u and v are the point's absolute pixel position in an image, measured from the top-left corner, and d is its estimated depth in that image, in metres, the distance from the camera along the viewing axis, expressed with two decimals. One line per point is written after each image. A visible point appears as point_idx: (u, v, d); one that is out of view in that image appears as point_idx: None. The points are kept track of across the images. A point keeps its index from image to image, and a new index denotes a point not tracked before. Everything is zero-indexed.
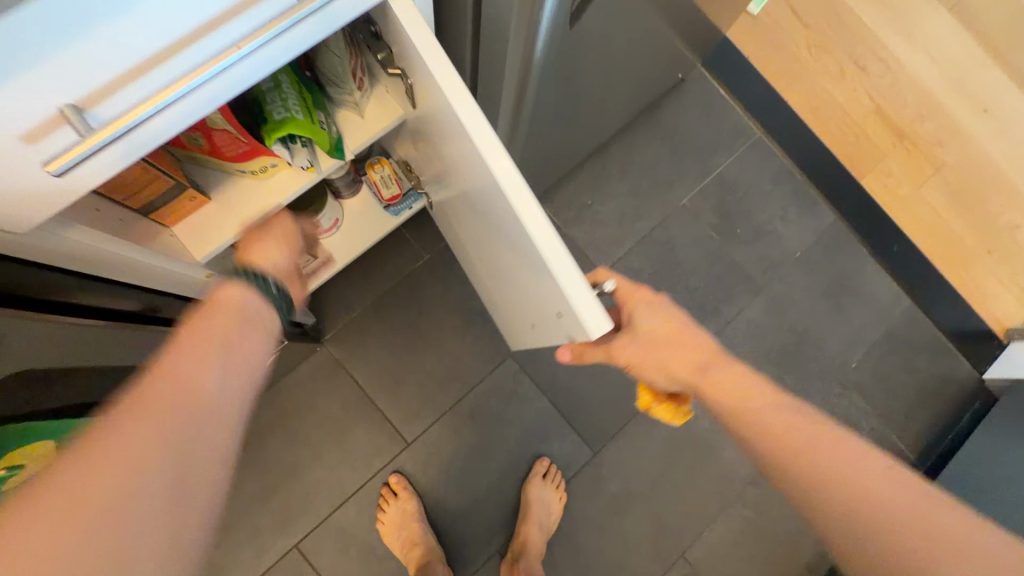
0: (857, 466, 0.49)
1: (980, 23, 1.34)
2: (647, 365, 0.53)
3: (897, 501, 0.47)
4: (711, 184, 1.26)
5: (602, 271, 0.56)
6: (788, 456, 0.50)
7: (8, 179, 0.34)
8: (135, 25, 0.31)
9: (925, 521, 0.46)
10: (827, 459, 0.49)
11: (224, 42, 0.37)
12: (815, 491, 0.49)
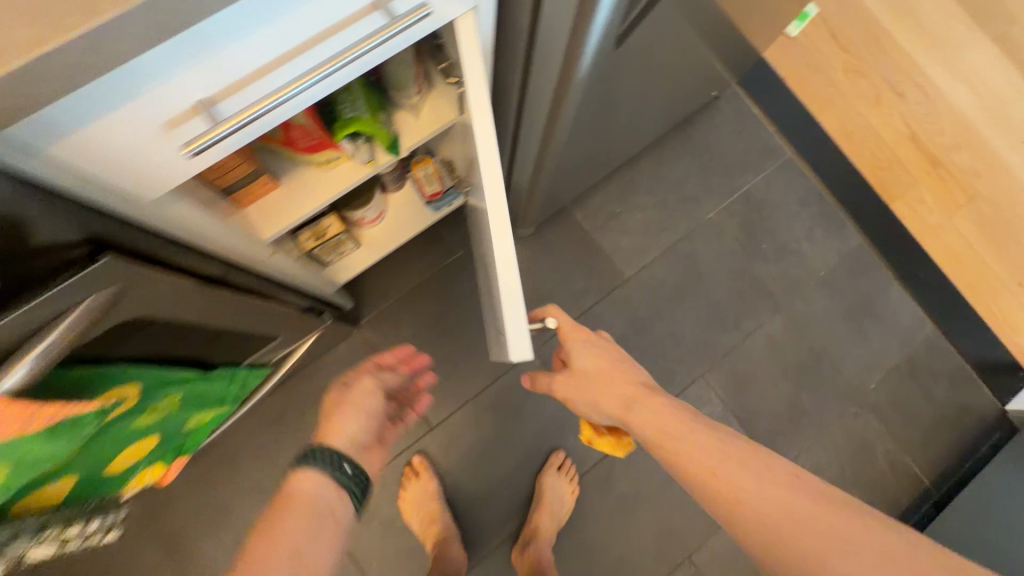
0: (738, 463, 0.50)
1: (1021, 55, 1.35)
2: (579, 391, 0.65)
3: (771, 495, 0.48)
4: (738, 201, 1.29)
5: (550, 309, 0.70)
6: (678, 458, 0.53)
7: (146, 161, 0.40)
8: (273, 35, 0.36)
9: (799, 514, 0.46)
10: (712, 459, 0.52)
11: (334, 50, 0.42)
12: (709, 495, 0.51)
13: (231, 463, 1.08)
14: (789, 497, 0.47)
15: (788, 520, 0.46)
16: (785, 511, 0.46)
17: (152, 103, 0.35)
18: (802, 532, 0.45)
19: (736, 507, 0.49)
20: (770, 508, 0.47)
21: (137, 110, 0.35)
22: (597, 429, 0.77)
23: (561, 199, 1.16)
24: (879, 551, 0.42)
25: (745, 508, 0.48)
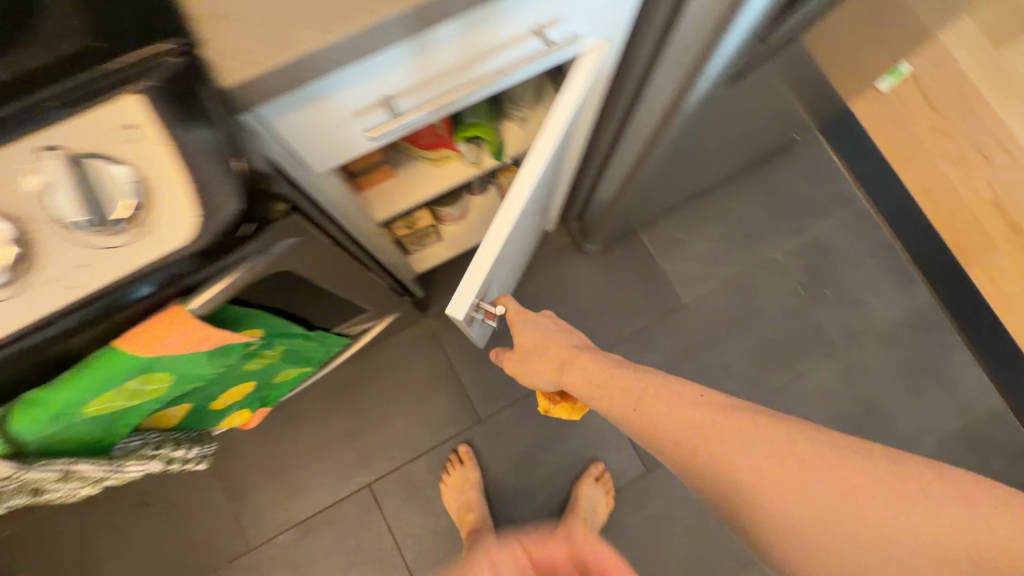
0: (654, 392, 0.48)
1: None
2: (525, 357, 0.61)
3: (682, 414, 0.46)
4: (807, 244, 1.30)
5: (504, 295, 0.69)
6: (601, 393, 0.51)
7: (337, 141, 0.48)
8: (457, 49, 0.44)
9: (708, 426, 0.44)
10: (633, 391, 0.49)
11: (496, 66, 0.49)
12: (637, 433, 0.49)
13: (293, 424, 1.16)
14: (697, 411, 0.45)
15: (697, 434, 0.44)
16: (694, 427, 0.45)
17: (359, 95, 0.43)
18: (710, 443, 0.44)
19: (652, 429, 0.47)
20: (683, 427, 0.45)
21: (340, 94, 0.42)
22: (549, 395, 0.69)
23: (632, 220, 1.20)
24: (785, 451, 0.41)
25: (662, 430, 0.47)
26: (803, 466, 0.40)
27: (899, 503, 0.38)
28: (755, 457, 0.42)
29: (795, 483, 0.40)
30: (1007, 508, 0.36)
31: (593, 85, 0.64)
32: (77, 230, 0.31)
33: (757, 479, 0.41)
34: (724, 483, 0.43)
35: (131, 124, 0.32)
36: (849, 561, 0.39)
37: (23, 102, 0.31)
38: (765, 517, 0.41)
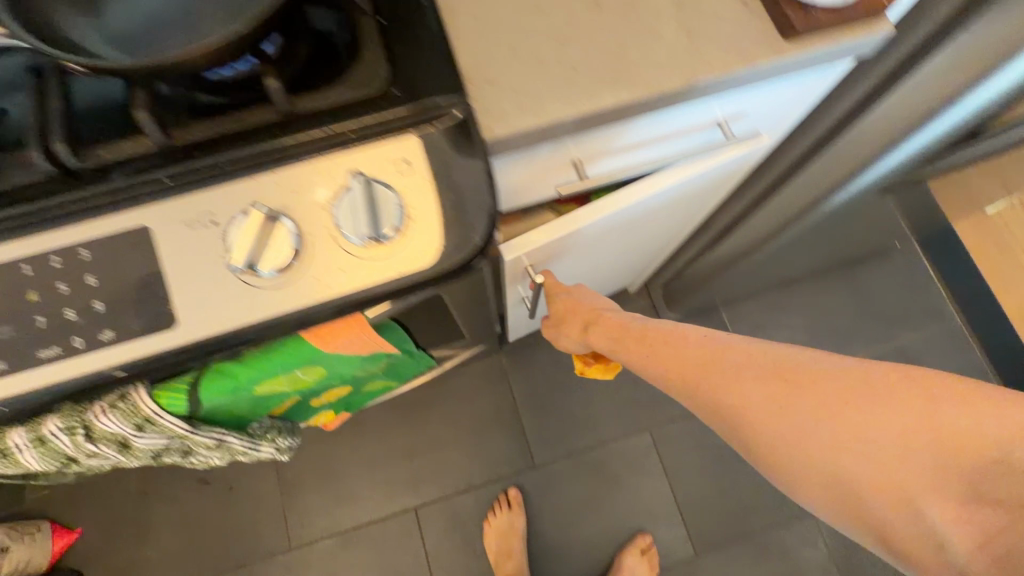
0: (665, 341, 0.50)
1: None
2: (564, 316, 0.62)
3: (684, 354, 0.48)
4: (891, 352, 1.28)
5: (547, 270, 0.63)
6: (619, 344, 0.53)
7: (532, 195, 0.54)
8: (654, 130, 0.49)
9: (707, 361, 0.46)
10: (641, 333, 0.52)
11: (679, 149, 0.54)
12: (641, 368, 0.51)
13: (355, 433, 1.19)
14: (697, 348, 0.47)
15: (696, 369, 0.46)
16: (694, 363, 0.46)
17: (566, 158, 0.49)
18: (708, 375, 0.45)
19: (656, 369, 0.49)
20: (685, 366, 0.47)
21: (547, 156, 0.47)
22: (583, 357, 0.68)
23: (717, 296, 1.21)
24: (766, 373, 0.42)
25: (657, 361, 0.49)
26: (783, 382, 0.41)
27: (889, 411, 0.37)
28: (748, 379, 0.42)
29: (784, 401, 0.40)
30: (1002, 406, 0.34)
31: (743, 171, 0.66)
32: (347, 240, 0.36)
33: (751, 402, 0.42)
34: (715, 410, 0.44)
35: (408, 160, 0.37)
36: (843, 476, 0.37)
37: (330, 129, 0.37)
38: (761, 439, 0.41)
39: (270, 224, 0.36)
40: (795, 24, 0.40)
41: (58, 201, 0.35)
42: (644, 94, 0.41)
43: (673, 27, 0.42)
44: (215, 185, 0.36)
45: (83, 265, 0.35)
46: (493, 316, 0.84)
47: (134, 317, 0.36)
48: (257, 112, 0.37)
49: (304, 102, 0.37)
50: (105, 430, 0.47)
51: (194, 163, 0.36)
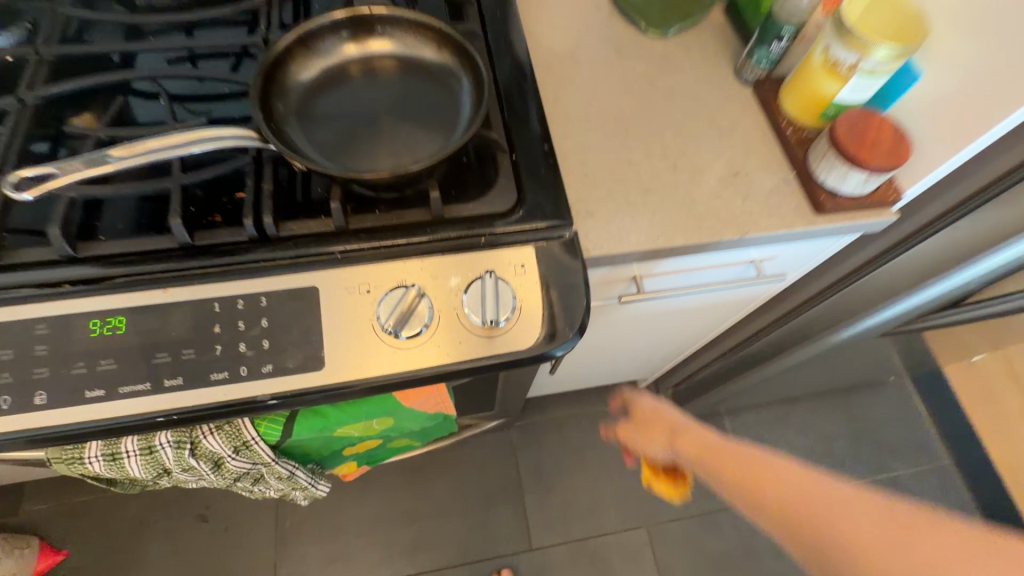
0: (736, 455, 0.44)
1: None
2: (650, 428, 0.57)
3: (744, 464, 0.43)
4: (885, 481, 1.38)
5: (631, 393, 0.61)
6: (703, 455, 0.48)
7: (598, 298, 0.63)
8: (708, 259, 0.59)
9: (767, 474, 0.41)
10: (716, 444, 0.48)
11: (721, 278, 0.64)
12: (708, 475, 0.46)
13: (361, 489, 1.21)
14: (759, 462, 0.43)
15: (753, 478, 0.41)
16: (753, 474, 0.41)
17: (636, 270, 0.58)
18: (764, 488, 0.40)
19: (722, 479, 0.44)
20: (752, 474, 0.41)
21: (617, 271, 0.57)
22: (655, 471, 0.62)
23: (724, 404, 1.30)
24: (840, 500, 0.36)
25: (722, 468, 0.44)
26: (856, 509, 0.35)
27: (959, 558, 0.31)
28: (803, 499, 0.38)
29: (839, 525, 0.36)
30: None
31: (762, 301, 0.76)
32: (471, 322, 0.46)
33: (812, 520, 0.36)
34: (776, 524, 0.38)
35: (524, 265, 0.48)
36: None
37: (469, 233, 0.48)
38: (812, 557, 0.36)
39: (414, 300, 0.45)
40: (824, 204, 0.53)
41: (254, 258, 0.45)
42: (706, 238, 0.53)
43: (731, 192, 0.55)
44: (377, 262, 0.46)
45: (260, 310, 0.44)
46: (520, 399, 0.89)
47: (291, 356, 0.44)
48: (415, 211, 0.48)
49: (453, 209, 0.48)
50: (206, 449, 0.54)
51: (363, 243, 0.47)
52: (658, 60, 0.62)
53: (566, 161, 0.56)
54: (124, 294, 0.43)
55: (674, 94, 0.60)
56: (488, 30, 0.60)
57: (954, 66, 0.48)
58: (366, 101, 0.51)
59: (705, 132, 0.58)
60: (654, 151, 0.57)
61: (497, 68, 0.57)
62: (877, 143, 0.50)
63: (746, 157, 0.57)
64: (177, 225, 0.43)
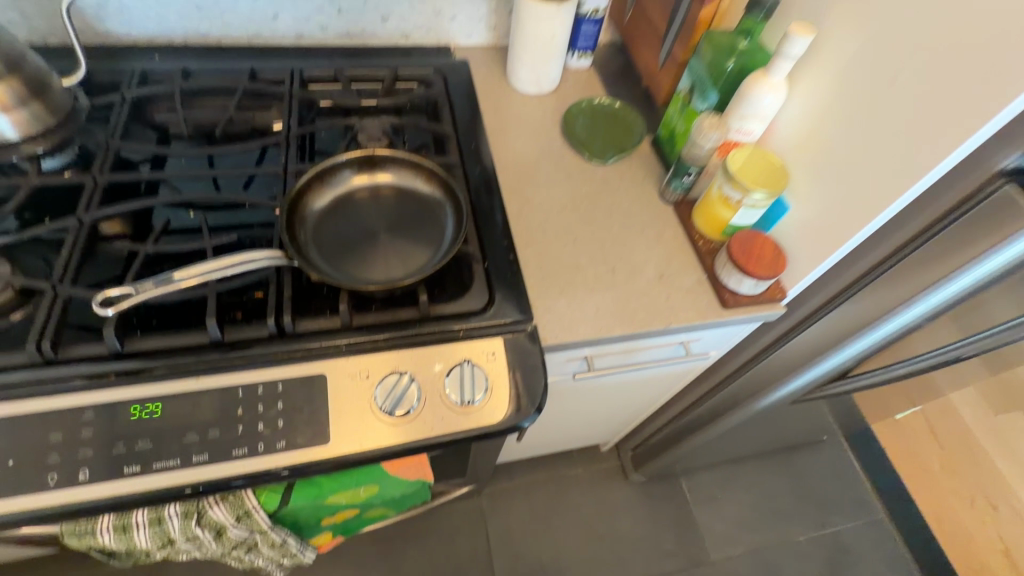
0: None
1: None
2: None
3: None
4: (827, 536, 1.47)
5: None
6: None
7: (556, 374, 0.74)
8: (644, 342, 0.72)
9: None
10: None
11: (657, 355, 0.78)
12: None
13: (330, 564, 1.22)
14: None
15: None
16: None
17: (586, 352, 0.70)
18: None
19: None
20: None
21: (569, 354, 0.69)
22: None
23: (678, 466, 1.40)
24: None
25: None
26: None
27: None
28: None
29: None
30: None
31: (696, 372, 0.89)
32: (451, 401, 0.56)
33: None
34: None
35: (494, 352, 0.59)
36: None
37: (450, 327, 0.59)
38: None
39: (405, 385, 0.56)
40: (728, 301, 0.68)
41: (272, 351, 0.55)
42: (639, 329, 0.66)
43: (658, 291, 0.69)
44: (375, 353, 0.57)
45: (276, 394, 0.54)
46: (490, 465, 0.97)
47: (301, 434, 0.53)
48: (406, 310, 0.59)
49: (438, 307, 0.60)
50: (210, 518, 0.60)
51: (364, 336, 0.57)
52: (599, 183, 0.79)
53: (527, 265, 0.69)
54: (162, 382, 0.52)
55: (612, 210, 0.76)
56: (463, 159, 0.75)
57: (809, 205, 0.65)
58: (367, 221, 0.63)
59: (637, 242, 0.73)
60: (597, 257, 0.71)
61: (471, 192, 0.72)
62: (762, 257, 0.66)
63: (668, 262, 0.72)
64: (213, 325, 0.52)
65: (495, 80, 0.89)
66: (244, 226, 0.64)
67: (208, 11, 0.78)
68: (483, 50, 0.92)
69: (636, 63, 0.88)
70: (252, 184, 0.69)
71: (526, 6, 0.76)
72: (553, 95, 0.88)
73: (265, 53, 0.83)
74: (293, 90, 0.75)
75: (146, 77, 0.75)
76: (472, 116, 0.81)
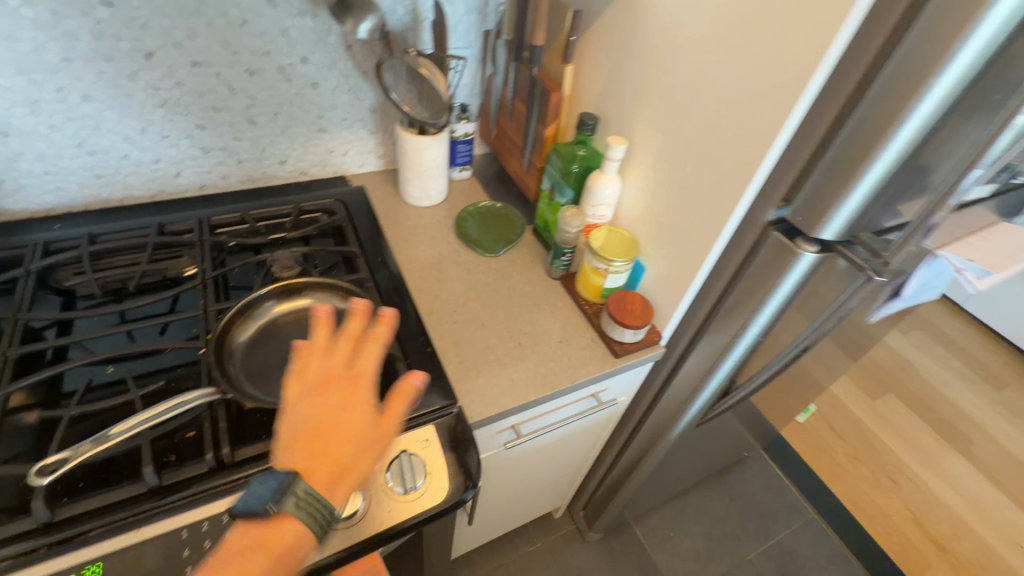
0: (340, 426, 0.50)
1: (991, 470, 1.81)
2: None
3: (352, 444, 0.50)
4: (773, 547, 1.57)
5: None
6: None
7: (489, 448, 0.81)
8: (558, 402, 0.82)
9: (368, 447, 0.51)
10: None
11: (572, 412, 0.88)
12: None
13: None
14: (335, 414, 0.51)
15: (370, 391, 0.53)
16: (346, 455, 0.50)
17: (509, 423, 0.78)
18: (326, 462, 0.49)
19: None
20: None
21: (495, 426, 0.76)
22: None
23: (628, 514, 1.46)
24: None
25: None
26: None
27: None
28: (305, 500, 0.46)
29: (246, 493, 0.46)
30: None
31: (614, 418, 1.00)
32: (395, 492, 0.61)
33: None
34: None
35: (428, 438, 0.65)
36: None
37: None
38: None
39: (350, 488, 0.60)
40: (618, 349, 0.81)
41: (214, 484, 0.57)
42: (551, 390, 0.76)
43: (560, 354, 0.81)
44: None
45: (223, 526, 0.55)
46: (448, 558, 0.98)
47: None
48: None
49: None
50: None
51: None
52: (495, 272, 0.91)
53: (445, 354, 0.78)
54: (100, 543, 0.52)
55: (510, 293, 0.88)
56: (372, 272, 0.85)
57: (658, 264, 0.82)
58: (292, 343, 0.69)
59: (534, 315, 0.86)
60: (503, 335, 0.82)
61: (383, 299, 0.81)
62: (635, 310, 0.80)
63: (564, 328, 0.85)
64: (150, 473, 0.54)
65: (390, 199, 1.02)
66: (169, 369, 0.67)
67: (108, 177, 0.84)
68: (376, 174, 1.06)
69: (506, 169, 1.06)
70: (167, 329, 0.73)
71: (406, 140, 0.91)
72: (444, 204, 1.03)
73: (169, 207, 0.90)
74: (204, 237, 0.82)
75: (49, 248, 0.78)
76: (374, 233, 0.92)
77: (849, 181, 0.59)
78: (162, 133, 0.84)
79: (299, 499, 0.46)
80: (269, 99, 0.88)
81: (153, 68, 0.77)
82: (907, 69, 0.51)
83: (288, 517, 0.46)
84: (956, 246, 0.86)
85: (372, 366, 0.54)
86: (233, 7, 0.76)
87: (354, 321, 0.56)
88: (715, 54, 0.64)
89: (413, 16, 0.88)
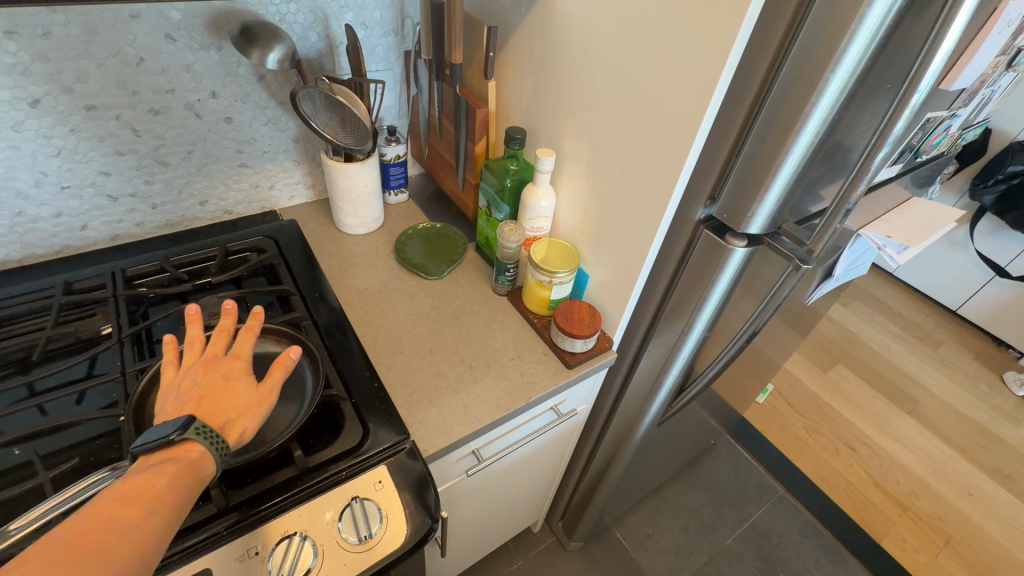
0: (220, 385, 0.54)
1: (938, 426, 1.92)
2: None
3: (236, 397, 0.54)
4: (749, 530, 1.59)
5: None
6: None
7: (451, 477, 0.79)
8: (517, 421, 0.80)
9: (251, 402, 0.55)
10: None
11: (533, 428, 0.86)
12: None
13: None
14: (213, 378, 0.55)
15: (246, 360, 0.58)
16: (230, 407, 0.53)
17: (467, 449, 0.76)
18: (212, 415, 0.52)
19: None
20: None
21: (454, 454, 0.74)
22: None
23: (606, 518, 1.46)
24: None
25: None
26: None
27: None
28: (205, 428, 0.49)
29: (145, 432, 0.48)
30: None
31: (578, 427, 1.00)
32: (348, 542, 0.58)
33: None
34: None
35: (382, 480, 0.62)
36: None
37: (330, 470, 0.61)
38: None
39: (299, 547, 0.56)
40: (571, 360, 0.80)
41: None
42: (507, 410, 0.75)
43: (513, 371, 0.80)
44: (257, 527, 0.56)
45: None
46: None
47: None
48: (284, 471, 0.60)
49: (315, 457, 0.62)
50: None
51: (242, 514, 0.56)
52: (439, 294, 0.89)
53: (394, 386, 0.75)
54: None
55: (457, 315, 0.86)
56: (310, 309, 0.81)
57: (601, 270, 0.82)
58: None
59: (484, 334, 0.84)
60: (453, 359, 0.80)
61: (322, 335, 0.76)
62: (582, 320, 0.80)
63: (515, 345, 0.83)
64: None
65: (324, 229, 0.98)
66: (85, 443, 0.61)
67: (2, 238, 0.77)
68: (308, 206, 1.02)
69: (442, 187, 1.04)
70: (84, 398, 0.67)
71: (333, 168, 0.88)
72: (381, 228, 1.00)
73: (78, 263, 0.83)
74: (117, 291, 0.76)
75: None
76: (310, 268, 0.88)
77: (765, 176, 0.61)
78: (60, 184, 0.77)
79: (197, 428, 0.48)
80: (179, 138, 0.83)
81: (41, 117, 0.71)
82: (804, 66, 0.54)
83: (190, 444, 0.48)
84: (874, 225, 0.91)
85: (248, 341, 0.60)
86: (127, 44, 0.71)
87: (224, 317, 0.62)
88: (628, 62, 0.65)
89: (327, 42, 0.85)
